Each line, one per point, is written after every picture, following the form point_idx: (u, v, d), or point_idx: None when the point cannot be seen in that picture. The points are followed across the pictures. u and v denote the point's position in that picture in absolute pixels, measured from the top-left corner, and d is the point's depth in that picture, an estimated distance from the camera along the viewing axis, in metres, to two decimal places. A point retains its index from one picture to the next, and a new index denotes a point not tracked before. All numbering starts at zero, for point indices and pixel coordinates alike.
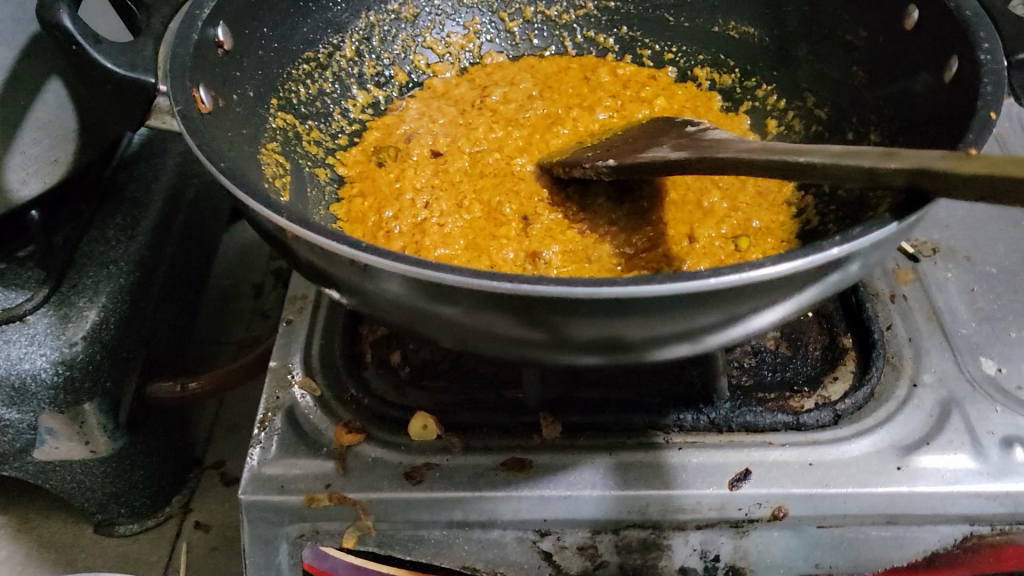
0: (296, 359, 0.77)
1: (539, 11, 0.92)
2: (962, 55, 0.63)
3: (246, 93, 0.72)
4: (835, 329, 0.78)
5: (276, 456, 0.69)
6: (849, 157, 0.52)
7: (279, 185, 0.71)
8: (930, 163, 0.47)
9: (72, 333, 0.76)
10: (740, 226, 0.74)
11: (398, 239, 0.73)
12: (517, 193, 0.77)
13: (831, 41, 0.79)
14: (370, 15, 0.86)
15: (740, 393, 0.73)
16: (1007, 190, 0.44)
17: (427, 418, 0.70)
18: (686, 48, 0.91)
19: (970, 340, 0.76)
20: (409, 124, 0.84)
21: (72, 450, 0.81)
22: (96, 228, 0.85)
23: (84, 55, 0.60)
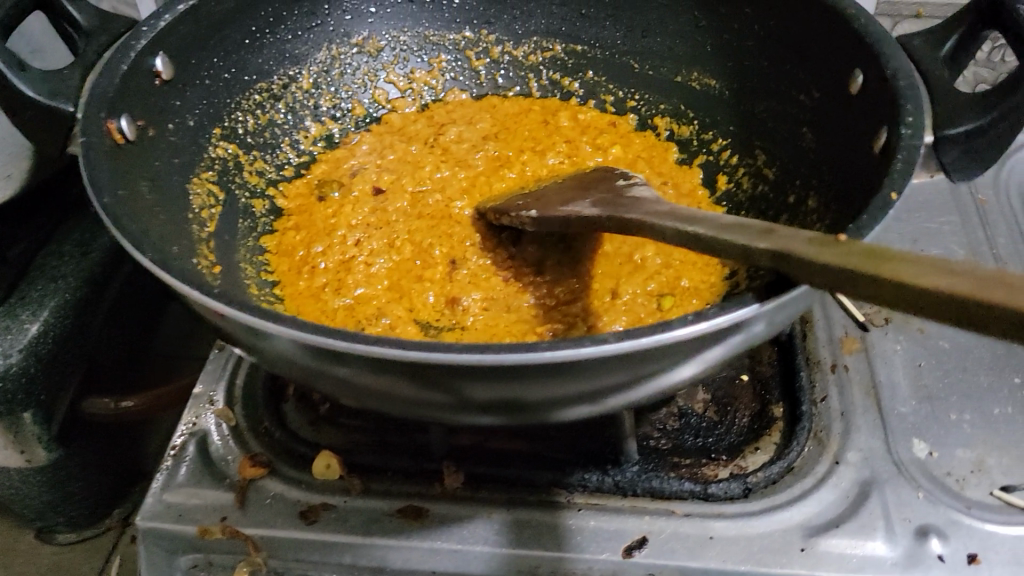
0: (219, 387, 0.78)
1: (506, 51, 0.93)
2: (889, 127, 0.59)
3: (185, 122, 0.73)
4: (767, 397, 0.76)
5: (180, 484, 0.70)
6: (730, 231, 0.49)
7: (207, 216, 0.72)
8: (793, 247, 0.45)
9: (8, 345, 0.77)
10: (668, 283, 0.72)
11: (321, 275, 0.74)
12: (450, 236, 0.77)
13: (784, 99, 0.76)
14: (332, 47, 0.88)
15: (654, 456, 0.72)
16: (858, 284, 0.41)
17: (331, 458, 0.70)
18: (648, 96, 0.90)
19: (906, 419, 0.73)
20: (358, 159, 0.85)
21: (8, 458, 0.83)
22: (54, 242, 0.86)
23: (6, 82, 0.62)
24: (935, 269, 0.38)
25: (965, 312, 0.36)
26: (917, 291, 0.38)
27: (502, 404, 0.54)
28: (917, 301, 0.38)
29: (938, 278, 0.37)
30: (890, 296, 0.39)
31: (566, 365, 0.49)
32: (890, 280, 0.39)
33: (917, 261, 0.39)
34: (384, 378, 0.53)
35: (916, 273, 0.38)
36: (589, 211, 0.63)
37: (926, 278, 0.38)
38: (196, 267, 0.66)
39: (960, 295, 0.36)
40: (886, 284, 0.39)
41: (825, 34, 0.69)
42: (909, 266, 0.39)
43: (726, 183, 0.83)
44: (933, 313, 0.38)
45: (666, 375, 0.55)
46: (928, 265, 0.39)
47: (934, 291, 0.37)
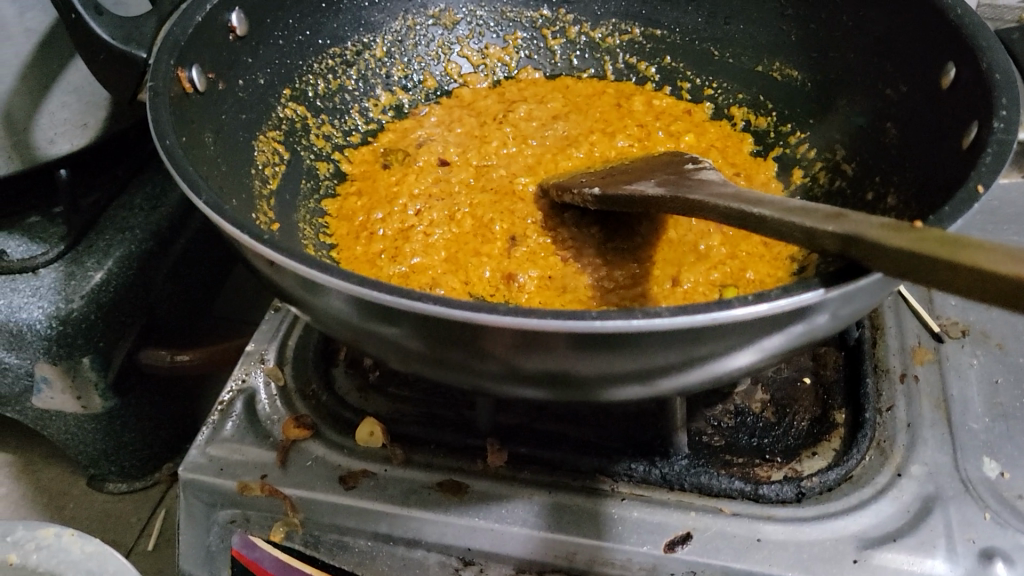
0: (271, 347, 0.78)
1: (583, 31, 0.92)
2: (981, 121, 0.56)
3: (256, 79, 0.74)
4: (830, 402, 0.73)
5: (224, 439, 0.70)
6: (796, 214, 0.46)
7: (270, 173, 0.74)
8: (862, 231, 0.42)
9: (72, 291, 0.78)
10: (733, 274, 0.70)
11: (379, 242, 0.74)
12: (512, 212, 0.76)
13: (869, 92, 0.73)
14: (408, 17, 0.88)
15: (705, 452, 0.69)
16: (930, 271, 0.38)
17: (375, 425, 0.69)
18: (727, 85, 0.87)
19: (977, 436, 0.69)
20: (425, 130, 0.85)
21: (65, 402, 0.85)
22: (126, 194, 0.88)
23: (83, 24, 0.63)
24: (1016, 256, 0.35)
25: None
26: (996, 279, 0.35)
27: (548, 378, 0.52)
28: (995, 289, 0.35)
29: (1019, 265, 0.34)
30: (967, 284, 0.37)
31: (615, 339, 0.47)
32: (965, 266, 0.36)
33: (996, 247, 0.36)
34: (429, 340, 0.51)
35: (995, 260, 0.35)
36: (652, 190, 0.60)
37: (1006, 266, 0.35)
38: (255, 222, 0.67)
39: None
40: (961, 271, 0.37)
41: (917, 23, 0.66)
42: (987, 253, 0.36)
43: (801, 177, 0.79)
44: (1013, 304, 0.35)
45: (720, 361, 0.52)
46: (1008, 252, 0.36)
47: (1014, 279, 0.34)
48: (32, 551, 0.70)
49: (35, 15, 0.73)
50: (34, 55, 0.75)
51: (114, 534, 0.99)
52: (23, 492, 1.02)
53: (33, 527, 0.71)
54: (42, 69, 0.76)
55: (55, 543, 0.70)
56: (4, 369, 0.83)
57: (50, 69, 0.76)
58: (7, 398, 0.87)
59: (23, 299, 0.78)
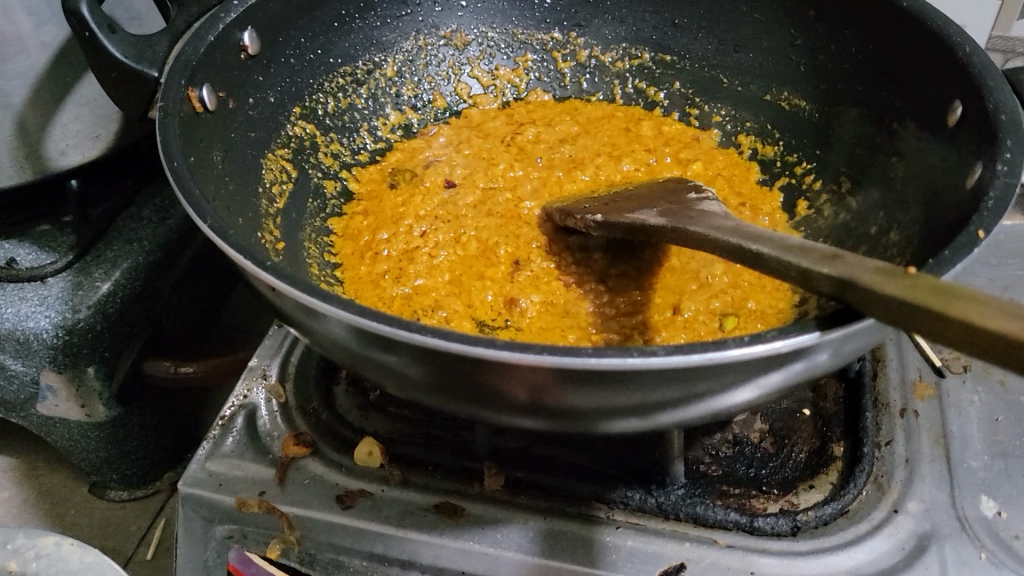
0: (273, 363, 0.78)
1: (593, 55, 0.92)
2: (985, 163, 0.56)
3: (266, 98, 0.75)
4: (828, 434, 0.73)
5: (224, 454, 0.71)
6: (794, 253, 0.46)
7: (277, 191, 0.74)
8: (856, 275, 0.42)
9: (79, 301, 0.79)
10: (734, 303, 0.70)
11: (383, 262, 0.74)
12: (518, 236, 0.76)
13: (877, 126, 0.73)
14: (419, 37, 0.89)
15: (702, 481, 0.69)
16: (920, 319, 0.38)
17: (374, 445, 0.69)
18: (735, 113, 0.88)
19: (976, 474, 0.69)
20: (433, 151, 0.86)
21: (69, 409, 0.86)
22: (136, 205, 0.89)
23: (96, 43, 0.64)
24: (1008, 311, 0.35)
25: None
26: (986, 334, 0.35)
27: (545, 409, 0.53)
28: (985, 344, 0.35)
29: (1010, 321, 0.34)
30: (957, 336, 0.37)
31: (612, 374, 0.47)
32: (955, 318, 0.36)
33: (987, 300, 0.36)
34: (427, 368, 0.52)
35: (986, 313, 0.35)
36: (653, 220, 0.61)
37: (997, 321, 0.35)
38: (260, 241, 0.68)
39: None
40: (952, 323, 0.37)
41: (925, 60, 0.66)
42: (978, 306, 0.36)
43: (806, 208, 0.80)
44: (1000, 359, 0.35)
45: (719, 397, 0.52)
46: (999, 306, 0.36)
47: (1004, 335, 0.34)
48: (31, 559, 0.70)
49: (50, 29, 0.73)
50: (49, 66, 0.75)
51: (114, 542, 1.00)
52: (25, 496, 1.03)
53: (33, 536, 0.72)
54: (57, 83, 0.76)
55: (54, 552, 0.70)
56: (11, 376, 0.84)
57: (64, 82, 0.77)
58: (13, 403, 0.88)
59: (30, 307, 0.79)
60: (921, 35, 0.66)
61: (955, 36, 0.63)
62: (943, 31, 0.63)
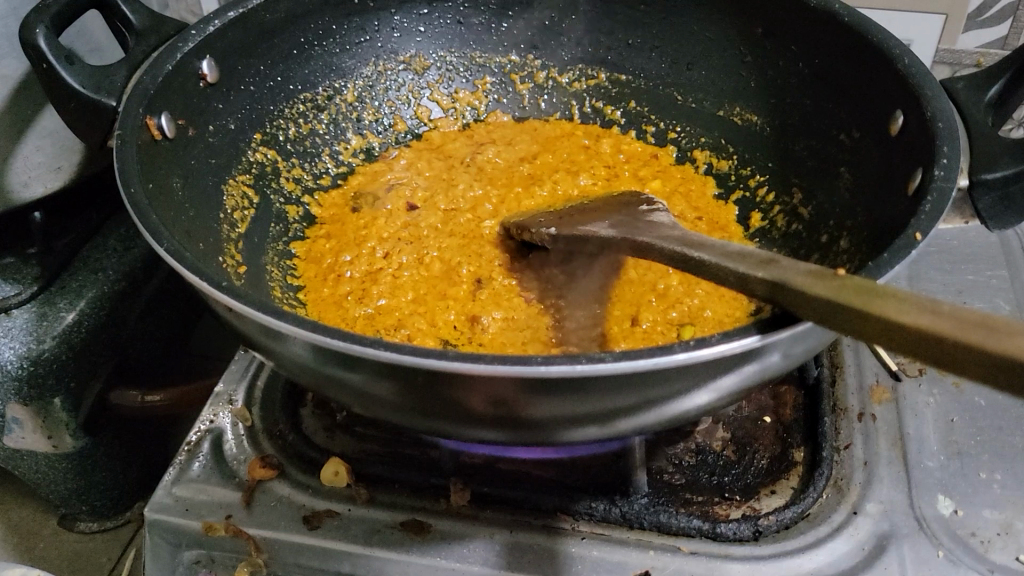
0: (240, 387, 0.78)
1: (551, 77, 0.93)
2: (924, 169, 0.58)
3: (226, 125, 0.76)
4: (789, 440, 0.74)
5: (191, 479, 0.71)
6: (732, 259, 0.51)
7: (238, 217, 0.75)
8: (789, 277, 0.46)
9: (44, 331, 0.80)
10: (690, 313, 0.72)
11: (346, 283, 0.75)
12: (479, 256, 0.77)
13: (826, 137, 0.75)
14: (379, 63, 0.90)
15: (666, 490, 0.70)
16: (844, 318, 0.42)
17: (340, 465, 0.70)
18: (690, 129, 0.90)
19: (933, 474, 0.70)
20: (394, 174, 0.87)
21: (35, 441, 0.85)
22: (101, 235, 0.89)
23: (53, 74, 0.64)
24: (923, 308, 0.38)
25: (948, 353, 0.37)
26: (901, 329, 0.38)
27: (505, 421, 0.53)
28: (901, 338, 0.39)
29: (924, 316, 0.38)
30: (876, 331, 0.40)
31: (568, 384, 0.48)
32: (874, 315, 0.40)
33: (906, 298, 0.40)
34: (386, 388, 0.52)
35: (903, 309, 0.39)
36: (604, 232, 0.65)
37: (911, 317, 0.38)
38: (221, 265, 0.69)
39: (943, 337, 0.36)
40: (872, 320, 0.40)
41: (867, 72, 0.68)
42: (897, 304, 0.40)
43: (759, 220, 0.82)
44: (915, 353, 0.38)
45: (677, 401, 0.53)
46: (916, 303, 0.39)
47: (918, 330, 0.37)
48: None
49: (10, 63, 0.74)
50: (9, 100, 0.75)
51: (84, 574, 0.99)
52: None
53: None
54: (18, 115, 0.77)
55: None
56: None
57: (26, 115, 0.77)
58: None
59: None
60: (863, 49, 0.68)
61: (894, 48, 0.65)
62: (883, 44, 0.65)
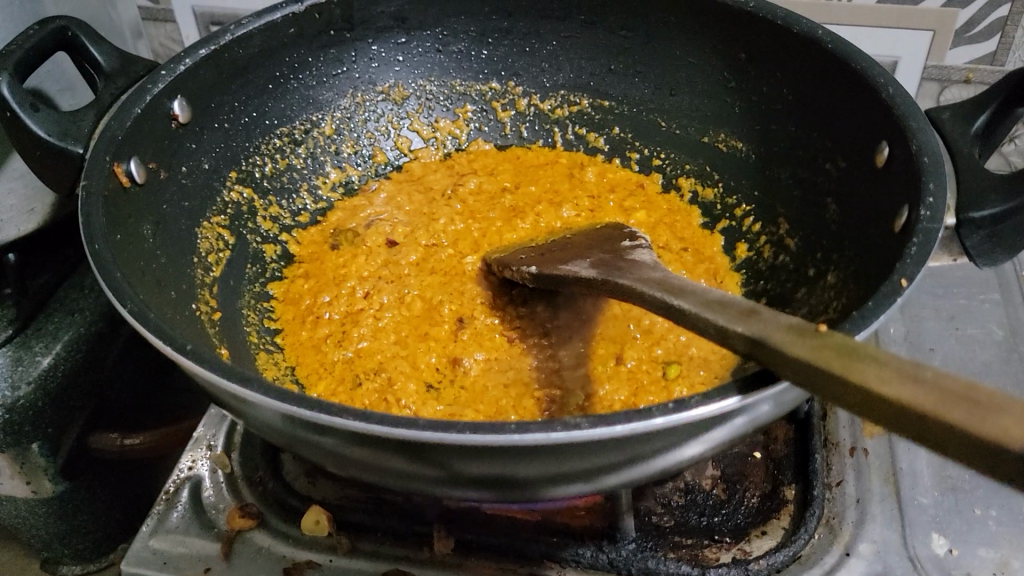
0: (219, 433, 0.77)
1: (533, 104, 0.92)
2: (911, 207, 0.56)
3: (199, 165, 0.74)
4: (780, 478, 0.72)
5: (169, 530, 0.70)
6: (712, 310, 0.50)
7: (213, 260, 0.74)
8: (768, 334, 0.45)
9: (19, 377, 0.78)
10: (676, 350, 0.71)
11: (325, 325, 0.74)
12: (462, 293, 0.75)
13: (812, 166, 0.73)
14: (357, 94, 0.88)
15: (654, 533, 0.68)
16: (824, 381, 0.41)
17: (321, 514, 0.68)
18: (674, 155, 0.88)
19: (926, 511, 0.69)
20: (374, 208, 0.85)
21: (14, 487, 0.84)
22: (78, 274, 0.88)
23: (18, 122, 0.63)
24: (904, 376, 0.37)
25: (930, 429, 0.35)
26: (881, 399, 0.37)
27: (484, 481, 0.51)
28: (881, 408, 0.37)
29: (904, 387, 0.37)
30: (857, 399, 0.39)
31: (543, 449, 0.47)
32: (853, 382, 0.39)
33: (886, 363, 0.38)
34: (357, 450, 0.50)
35: (883, 377, 0.38)
36: (585, 272, 0.64)
37: (891, 387, 0.37)
38: (195, 313, 0.67)
39: (924, 412, 0.35)
40: (852, 387, 0.39)
41: (852, 102, 0.66)
42: (877, 369, 0.38)
43: (746, 251, 0.81)
44: (895, 425, 0.37)
45: (661, 457, 0.51)
46: (896, 369, 0.38)
47: (899, 402, 0.36)
48: None
49: None
50: None
51: None
52: None
53: None
54: None
55: None
56: None
57: None
58: None
59: None
60: (847, 78, 0.66)
61: (878, 77, 0.63)
62: (867, 74, 0.64)
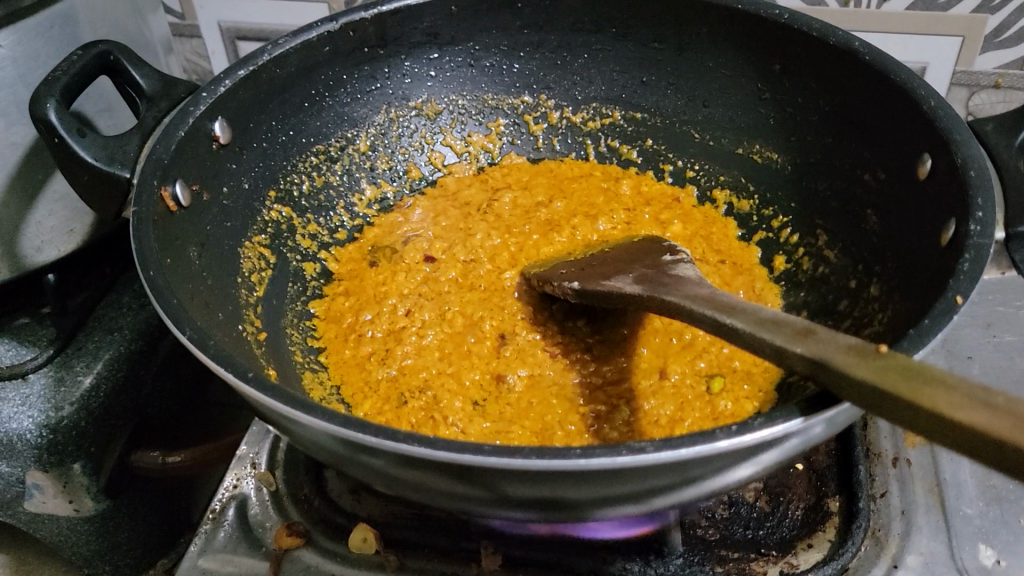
0: (263, 451, 0.78)
1: (564, 116, 0.92)
2: (958, 220, 0.56)
3: (240, 185, 0.74)
4: (823, 489, 0.72)
5: (217, 549, 0.70)
6: (766, 328, 0.50)
7: (256, 279, 0.75)
8: (828, 355, 0.45)
9: (62, 397, 0.79)
10: (719, 363, 0.71)
11: (367, 343, 0.74)
12: (502, 309, 0.76)
13: (851, 178, 0.73)
14: (391, 110, 0.89)
15: (701, 547, 0.68)
16: (890, 404, 0.41)
17: (368, 531, 0.69)
18: (708, 167, 0.89)
19: (972, 522, 0.69)
20: (411, 225, 0.86)
21: (57, 506, 0.84)
22: (116, 292, 0.89)
23: (65, 148, 0.63)
24: (975, 401, 0.37)
25: (1008, 456, 0.35)
26: (954, 425, 0.37)
27: (541, 502, 0.51)
28: (954, 434, 0.37)
29: (978, 412, 0.37)
30: (926, 423, 0.39)
31: (604, 473, 0.47)
32: (923, 407, 0.39)
33: (955, 387, 0.39)
34: (416, 473, 0.50)
35: (954, 402, 0.38)
36: (629, 287, 0.64)
37: (964, 412, 0.37)
38: (241, 333, 0.68)
39: (1001, 440, 0.35)
40: (922, 411, 0.39)
41: (892, 115, 0.67)
42: (947, 393, 0.39)
43: (784, 262, 0.81)
44: (969, 449, 0.37)
45: (717, 477, 0.51)
46: (967, 393, 0.38)
47: (973, 428, 0.36)
48: None
49: (21, 129, 0.73)
50: (21, 166, 0.74)
51: None
52: None
53: None
54: (30, 181, 0.75)
55: None
56: None
57: (37, 179, 0.76)
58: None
59: (12, 409, 0.78)
60: (886, 90, 0.66)
61: (919, 89, 0.63)
62: (908, 86, 0.64)
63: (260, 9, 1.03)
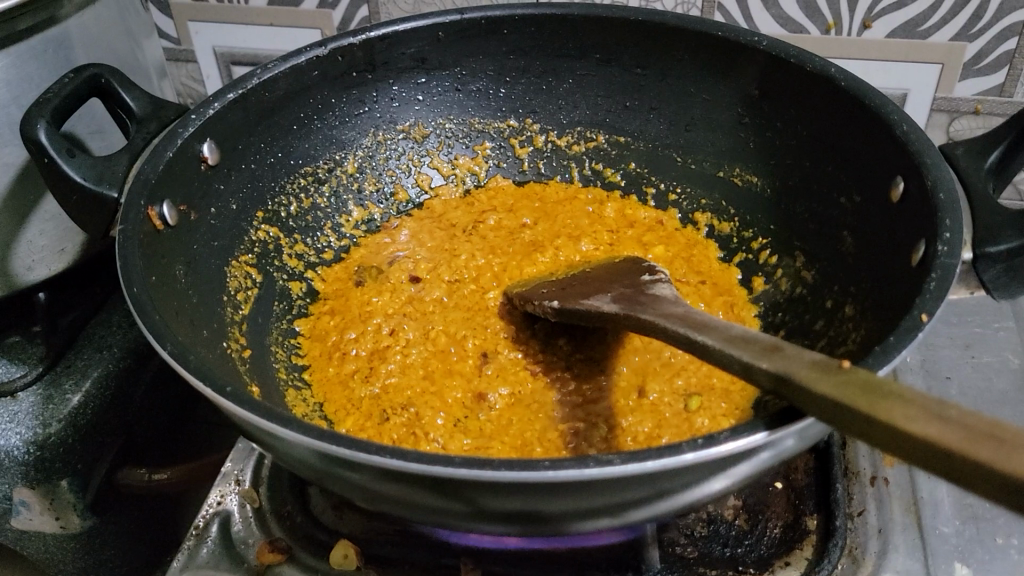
0: (247, 468, 0.78)
1: (550, 140, 0.94)
2: (927, 241, 0.57)
3: (228, 206, 0.76)
4: (801, 508, 0.72)
5: (199, 565, 0.70)
6: (735, 345, 0.51)
7: (242, 297, 0.76)
8: (793, 370, 0.46)
9: (50, 415, 0.80)
10: (697, 382, 0.72)
11: (351, 361, 0.75)
12: (484, 328, 0.77)
13: (828, 200, 0.75)
14: (379, 133, 0.90)
15: (679, 564, 0.69)
16: (850, 417, 0.42)
17: (349, 548, 0.69)
18: (691, 190, 0.90)
19: (948, 541, 0.69)
20: (397, 246, 0.87)
21: (43, 523, 0.85)
22: (105, 311, 0.90)
23: (54, 167, 0.65)
24: (930, 414, 0.38)
25: (958, 466, 0.36)
26: (909, 437, 0.38)
27: (515, 515, 0.52)
28: (909, 445, 0.38)
29: (931, 425, 0.38)
30: (883, 435, 0.40)
31: (575, 485, 0.48)
32: (880, 420, 0.40)
33: (911, 400, 0.40)
34: (390, 486, 0.51)
35: (910, 415, 0.39)
36: (607, 306, 0.65)
37: (918, 425, 0.38)
38: (226, 351, 0.69)
39: (953, 450, 0.36)
40: (879, 424, 0.40)
41: (866, 138, 0.68)
42: (903, 407, 0.39)
43: (763, 284, 0.82)
44: (923, 461, 0.38)
45: (688, 491, 0.52)
46: (922, 407, 0.39)
47: (927, 440, 0.37)
48: None
49: (12, 150, 0.74)
50: (12, 186, 0.76)
51: None
52: None
53: None
54: (22, 200, 0.77)
55: None
56: None
57: (29, 199, 0.77)
58: None
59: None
60: (860, 114, 0.68)
61: (892, 114, 0.65)
62: (881, 110, 0.65)
63: (252, 34, 1.05)
